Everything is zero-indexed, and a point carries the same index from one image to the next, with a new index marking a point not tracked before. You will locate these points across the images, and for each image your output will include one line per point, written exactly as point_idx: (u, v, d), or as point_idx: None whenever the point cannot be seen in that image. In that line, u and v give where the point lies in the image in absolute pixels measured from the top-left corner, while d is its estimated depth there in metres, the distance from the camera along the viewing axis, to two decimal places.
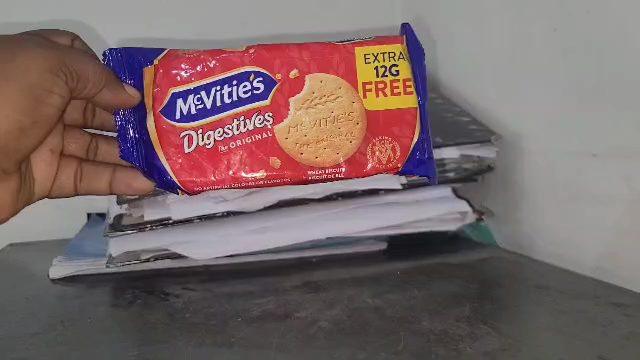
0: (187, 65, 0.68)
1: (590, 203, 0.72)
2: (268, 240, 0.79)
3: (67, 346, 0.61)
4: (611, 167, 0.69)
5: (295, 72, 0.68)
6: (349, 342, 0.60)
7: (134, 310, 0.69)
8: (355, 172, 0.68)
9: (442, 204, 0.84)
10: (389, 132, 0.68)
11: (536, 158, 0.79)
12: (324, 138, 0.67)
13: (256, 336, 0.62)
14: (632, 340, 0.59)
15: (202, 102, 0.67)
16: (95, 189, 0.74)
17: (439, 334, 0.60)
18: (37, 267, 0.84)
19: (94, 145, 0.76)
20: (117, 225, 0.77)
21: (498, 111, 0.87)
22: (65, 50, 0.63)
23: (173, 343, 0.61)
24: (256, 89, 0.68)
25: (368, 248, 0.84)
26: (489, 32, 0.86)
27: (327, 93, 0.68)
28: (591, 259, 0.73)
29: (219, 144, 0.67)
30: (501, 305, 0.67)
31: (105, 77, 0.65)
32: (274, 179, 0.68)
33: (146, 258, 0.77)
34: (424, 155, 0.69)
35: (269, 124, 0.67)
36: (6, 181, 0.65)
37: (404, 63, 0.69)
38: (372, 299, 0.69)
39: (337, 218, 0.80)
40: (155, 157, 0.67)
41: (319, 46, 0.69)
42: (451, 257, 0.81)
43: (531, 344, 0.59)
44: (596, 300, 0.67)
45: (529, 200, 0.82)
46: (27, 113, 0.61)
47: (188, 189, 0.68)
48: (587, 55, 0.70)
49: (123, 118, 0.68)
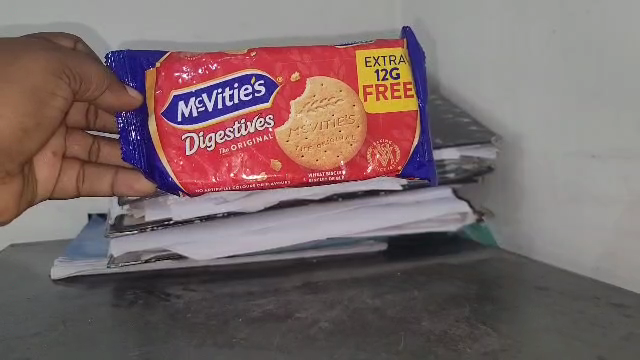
0: (188, 68, 0.68)
1: (590, 203, 0.72)
2: (269, 241, 0.79)
3: (68, 346, 0.61)
4: (611, 168, 0.69)
5: (296, 75, 0.68)
6: (350, 342, 0.60)
7: (135, 310, 0.69)
8: (356, 175, 0.68)
9: (442, 204, 0.84)
10: (389, 134, 0.68)
11: (536, 159, 0.80)
12: (324, 141, 0.68)
13: (257, 337, 0.62)
14: (631, 340, 0.59)
15: (203, 105, 0.67)
16: (97, 190, 0.74)
17: (439, 335, 0.61)
18: (38, 268, 0.85)
19: (97, 147, 0.76)
20: (117, 225, 0.77)
21: (497, 112, 0.87)
22: (67, 53, 0.63)
23: (174, 344, 0.61)
24: (257, 92, 0.68)
25: (368, 249, 0.84)
26: (489, 33, 0.86)
27: (328, 96, 0.68)
28: (591, 260, 0.73)
29: (220, 146, 0.67)
30: (500, 305, 0.67)
31: (108, 79, 0.65)
32: (274, 182, 0.68)
33: (147, 259, 0.77)
34: (424, 158, 0.69)
35: (270, 127, 0.68)
36: (7, 183, 0.65)
37: (404, 67, 0.69)
38: (372, 300, 0.69)
39: (338, 218, 0.81)
40: (156, 160, 0.67)
41: (320, 49, 0.69)
42: (451, 258, 0.82)
43: (531, 345, 0.59)
44: (596, 300, 0.67)
45: (529, 201, 0.82)
46: (30, 115, 0.61)
47: (189, 191, 0.68)
48: (587, 55, 0.70)
49: (125, 120, 0.69)
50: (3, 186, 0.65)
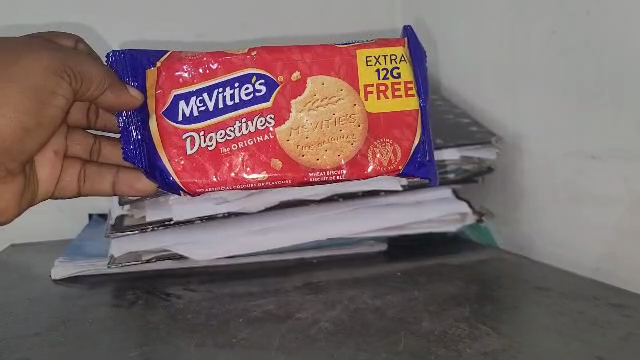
0: (189, 67, 0.68)
1: (590, 203, 0.72)
2: (269, 241, 0.79)
3: (69, 346, 0.62)
4: (611, 168, 0.69)
5: (297, 74, 0.68)
6: (349, 343, 0.60)
7: (135, 310, 0.69)
8: (356, 174, 0.68)
9: (442, 205, 0.84)
10: (389, 134, 0.68)
11: (536, 159, 0.80)
12: (325, 140, 0.68)
13: (257, 337, 0.62)
14: (631, 341, 0.59)
15: (204, 104, 0.68)
16: (98, 189, 0.74)
17: (439, 335, 0.61)
18: (39, 268, 0.85)
19: (98, 146, 0.76)
20: (118, 225, 0.77)
21: (498, 112, 0.87)
22: (68, 53, 0.64)
23: (175, 344, 0.61)
24: (258, 91, 0.68)
25: (369, 249, 0.84)
26: (489, 34, 0.86)
27: (329, 95, 0.68)
28: (590, 260, 0.73)
29: (221, 146, 0.67)
30: (500, 306, 0.67)
31: (109, 78, 0.65)
32: (275, 181, 0.68)
33: (147, 259, 0.77)
34: (425, 157, 0.69)
35: (271, 126, 0.68)
36: (8, 183, 0.65)
37: (405, 66, 0.69)
38: (373, 300, 0.69)
39: (339, 218, 0.81)
40: (157, 159, 0.67)
41: (321, 48, 0.69)
42: (451, 258, 0.82)
43: (531, 345, 0.59)
44: (596, 300, 0.68)
45: (529, 201, 0.82)
46: (32, 114, 0.61)
47: (190, 190, 0.68)
48: (587, 55, 0.70)
49: (125, 119, 0.69)
50: (5, 186, 0.65)
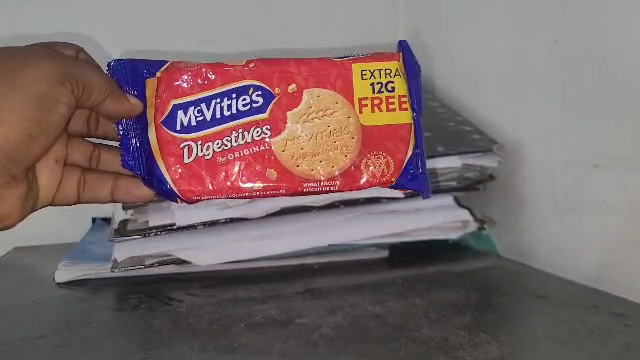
0: (188, 77, 0.69)
1: (591, 211, 0.72)
2: (270, 246, 0.80)
3: (72, 349, 0.62)
4: (612, 176, 0.69)
5: (293, 86, 0.69)
6: (350, 349, 0.61)
7: (138, 315, 0.70)
8: (350, 185, 0.69)
9: (442, 212, 0.85)
10: (383, 146, 0.69)
11: (537, 165, 0.80)
12: (319, 151, 0.68)
13: (258, 342, 0.62)
14: (630, 350, 0.59)
15: (202, 114, 0.68)
16: (96, 196, 0.75)
17: (439, 342, 0.61)
18: (41, 271, 0.85)
19: (97, 153, 0.76)
20: (121, 230, 0.78)
21: (498, 118, 0.87)
22: (71, 62, 0.65)
23: (177, 348, 0.62)
24: (255, 102, 0.68)
25: (369, 255, 0.85)
26: (491, 41, 0.87)
27: (325, 107, 0.68)
28: (590, 268, 0.73)
29: (218, 155, 0.68)
30: (501, 314, 0.67)
31: (109, 86, 0.67)
32: (270, 190, 0.69)
33: (150, 264, 0.78)
34: (417, 169, 0.70)
35: (267, 137, 0.68)
36: (13, 188, 0.64)
37: (400, 80, 0.69)
38: (374, 307, 0.70)
39: (339, 225, 0.81)
40: (155, 167, 0.68)
41: (318, 61, 0.70)
42: (453, 266, 0.82)
43: (531, 353, 0.59)
44: (596, 309, 0.68)
45: (530, 208, 0.82)
46: (35, 120, 0.62)
47: (187, 198, 0.68)
48: (588, 61, 0.71)
49: (125, 127, 0.70)
50: (8, 191, 0.64)
